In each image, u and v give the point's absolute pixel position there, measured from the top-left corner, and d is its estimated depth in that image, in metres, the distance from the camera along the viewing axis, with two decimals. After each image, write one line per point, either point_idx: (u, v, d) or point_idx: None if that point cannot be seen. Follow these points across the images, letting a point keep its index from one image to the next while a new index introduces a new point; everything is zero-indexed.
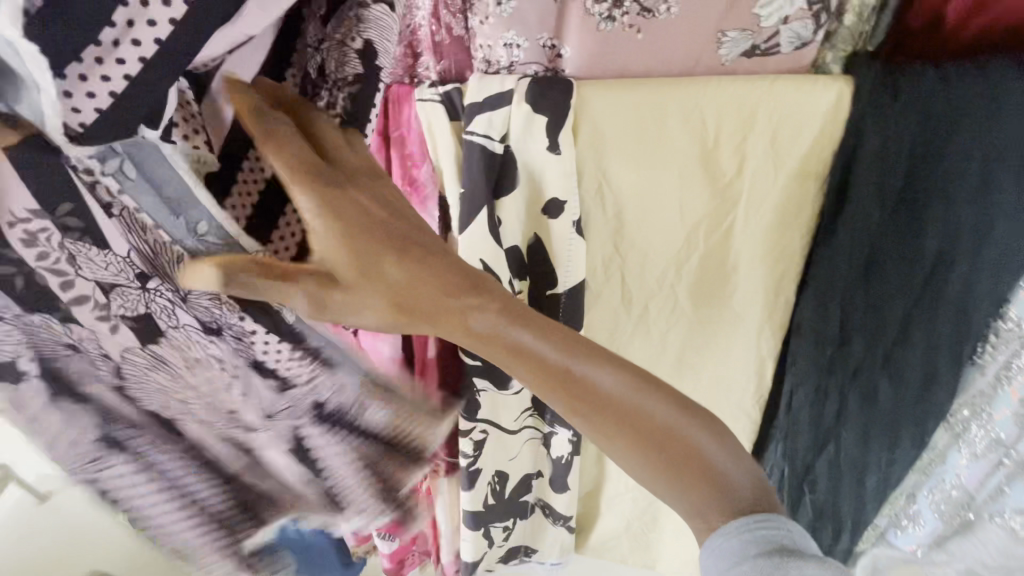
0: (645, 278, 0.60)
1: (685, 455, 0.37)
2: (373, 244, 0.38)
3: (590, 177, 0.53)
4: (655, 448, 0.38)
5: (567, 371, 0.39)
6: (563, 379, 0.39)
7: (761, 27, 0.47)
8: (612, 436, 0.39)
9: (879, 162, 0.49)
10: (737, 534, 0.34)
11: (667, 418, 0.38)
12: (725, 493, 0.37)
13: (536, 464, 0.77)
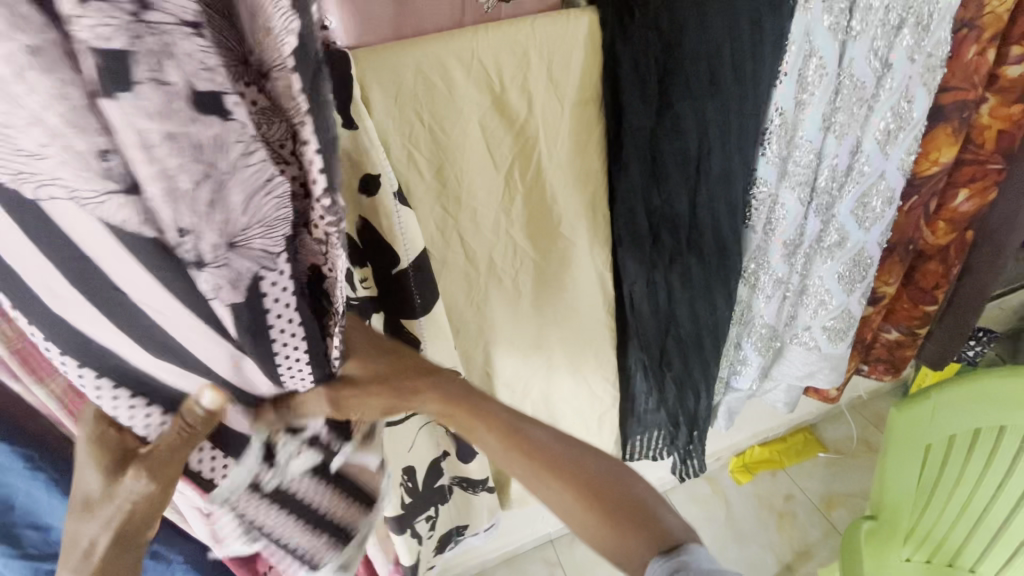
0: (481, 232, 0.62)
1: (619, 509, 0.50)
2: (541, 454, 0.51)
3: (398, 147, 0.53)
4: (587, 500, 0.50)
5: (591, 498, 0.50)
6: (569, 468, 0.51)
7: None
8: (578, 510, 0.50)
9: (635, 75, 0.56)
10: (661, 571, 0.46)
11: (600, 472, 0.51)
12: (635, 516, 0.49)
13: (437, 444, 0.78)
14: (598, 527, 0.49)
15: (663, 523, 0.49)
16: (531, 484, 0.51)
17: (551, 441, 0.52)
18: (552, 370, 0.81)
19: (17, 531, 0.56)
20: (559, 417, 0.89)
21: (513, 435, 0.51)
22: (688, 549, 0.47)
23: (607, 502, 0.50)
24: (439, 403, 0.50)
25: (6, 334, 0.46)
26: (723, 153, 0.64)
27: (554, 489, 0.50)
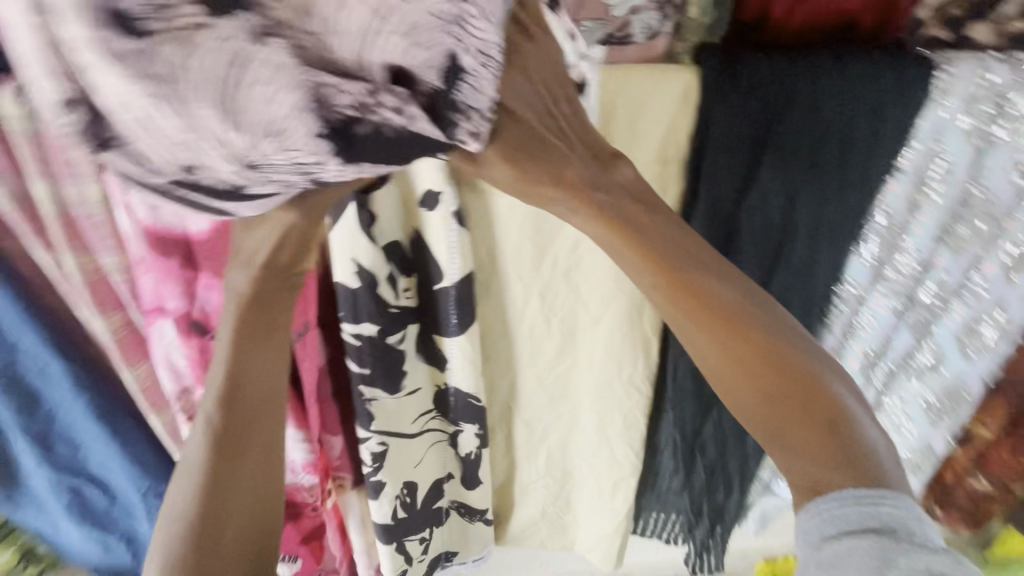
0: (531, 266, 0.60)
1: (797, 392, 0.41)
2: (704, 348, 0.43)
3: (465, 167, 0.53)
4: (759, 376, 0.41)
5: (792, 395, 0.41)
6: (769, 364, 0.41)
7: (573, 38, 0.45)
8: (750, 402, 0.42)
9: (726, 143, 0.53)
10: (853, 502, 0.38)
11: (775, 335, 0.42)
12: (856, 453, 0.40)
13: (444, 466, 0.76)
14: (818, 431, 0.40)
15: (865, 435, 0.41)
16: (691, 352, 0.43)
17: (775, 362, 0.41)
18: (577, 419, 0.78)
19: (53, 438, 0.61)
20: (575, 468, 0.84)
21: (711, 341, 0.42)
22: (891, 489, 0.39)
23: (825, 423, 0.40)
24: (625, 242, 0.43)
25: (83, 265, 0.51)
26: (807, 239, 0.58)
27: (753, 409, 0.42)
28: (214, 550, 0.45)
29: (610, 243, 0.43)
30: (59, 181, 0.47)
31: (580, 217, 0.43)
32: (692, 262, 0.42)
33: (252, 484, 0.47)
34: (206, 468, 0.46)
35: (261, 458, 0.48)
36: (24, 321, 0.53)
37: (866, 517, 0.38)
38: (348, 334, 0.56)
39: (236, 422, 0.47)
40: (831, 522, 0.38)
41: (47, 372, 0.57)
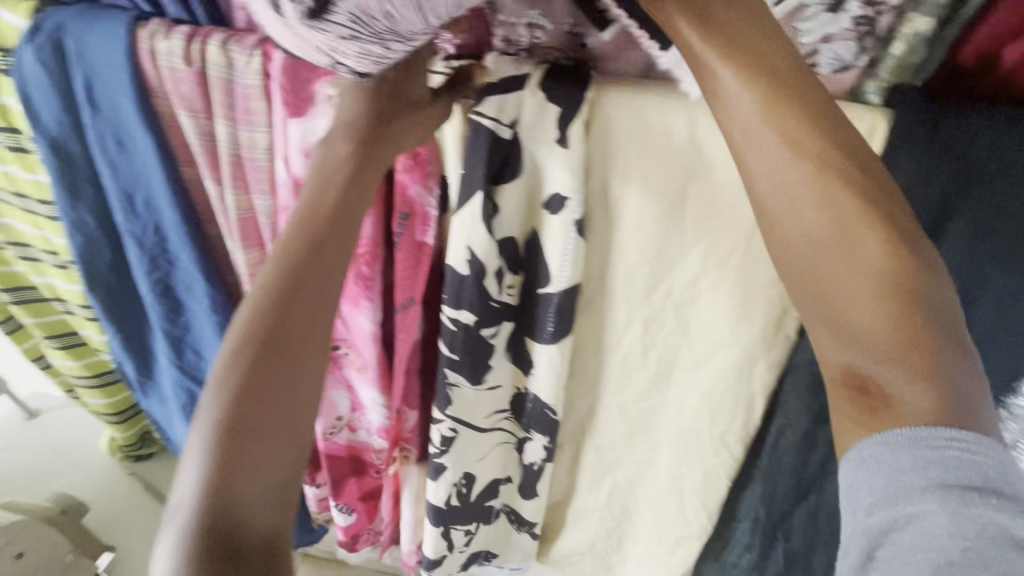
0: (641, 291, 0.57)
1: (907, 302, 0.34)
2: (809, 223, 0.37)
3: (599, 177, 0.51)
4: (883, 287, 0.34)
5: (901, 305, 0.34)
6: (887, 270, 0.35)
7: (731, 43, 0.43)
8: (849, 294, 0.35)
9: (903, 201, 0.45)
10: (919, 449, 0.32)
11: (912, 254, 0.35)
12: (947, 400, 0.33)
13: (505, 468, 0.75)
14: (887, 305, 0.34)
15: (949, 351, 0.33)
16: (762, 208, 0.38)
17: (864, 215, 0.36)
18: (651, 460, 0.73)
19: (185, 345, 0.69)
20: (636, 510, 0.79)
21: (801, 188, 0.36)
22: (978, 436, 0.32)
23: (891, 293, 0.34)
24: (767, 91, 0.37)
25: (240, 202, 0.57)
26: (987, 340, 0.47)
27: (843, 265, 0.35)
28: (241, 482, 0.38)
29: (738, 105, 0.38)
30: (237, 125, 0.53)
31: (724, 62, 0.37)
32: (844, 144, 0.37)
33: (285, 424, 0.41)
34: (235, 398, 0.40)
35: (294, 402, 0.42)
36: (184, 239, 0.61)
37: (925, 468, 0.32)
38: (447, 317, 0.57)
39: (268, 361, 0.41)
40: (877, 468, 0.34)
41: (192, 288, 0.65)
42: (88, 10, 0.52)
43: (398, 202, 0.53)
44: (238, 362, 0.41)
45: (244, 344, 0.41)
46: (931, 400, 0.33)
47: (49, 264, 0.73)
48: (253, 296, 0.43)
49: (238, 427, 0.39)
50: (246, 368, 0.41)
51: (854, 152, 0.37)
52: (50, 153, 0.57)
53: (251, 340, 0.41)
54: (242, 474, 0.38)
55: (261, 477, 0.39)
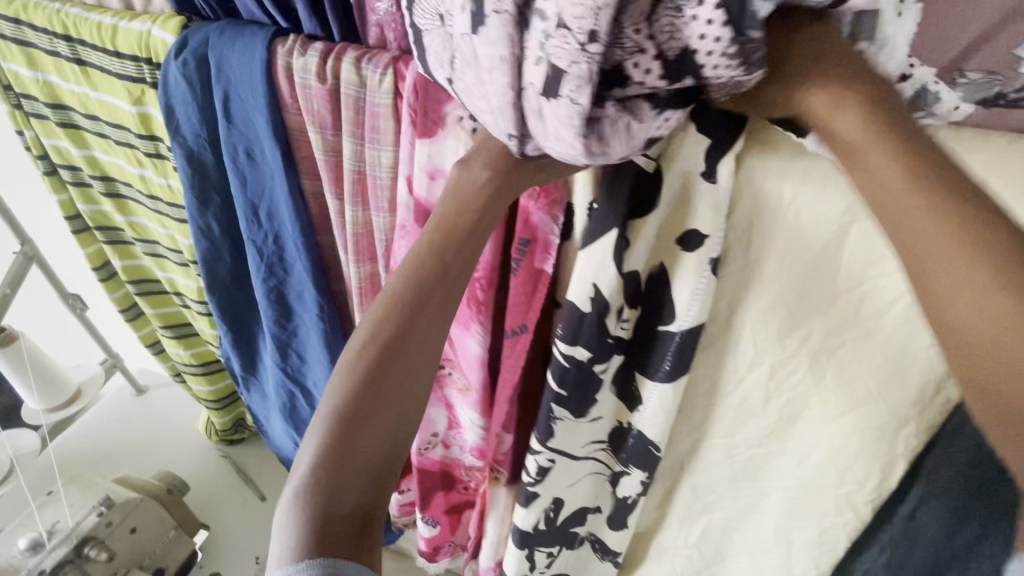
0: (773, 336, 0.52)
1: None
2: (929, 235, 0.29)
3: (742, 212, 0.46)
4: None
5: None
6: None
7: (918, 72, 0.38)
8: (988, 316, 0.27)
9: None
10: None
11: None
12: None
13: (595, 497, 0.72)
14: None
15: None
16: (915, 268, 0.30)
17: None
18: (756, 509, 0.67)
19: (290, 349, 0.71)
20: (731, 556, 0.74)
21: (930, 208, 0.29)
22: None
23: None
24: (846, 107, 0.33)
25: (358, 218, 0.57)
26: None
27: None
28: (347, 474, 0.36)
29: (881, 164, 0.31)
30: (364, 142, 0.53)
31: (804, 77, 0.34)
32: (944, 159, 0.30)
33: (392, 427, 0.39)
34: (355, 393, 0.38)
35: (408, 407, 0.40)
36: (298, 250, 0.61)
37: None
38: (560, 351, 0.54)
39: (404, 337, 0.40)
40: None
41: (303, 296, 0.66)
42: (230, 26, 0.53)
43: (520, 227, 0.50)
44: (359, 361, 0.39)
45: (364, 345, 0.40)
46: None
47: (172, 261, 0.77)
48: (382, 297, 0.42)
49: (363, 395, 0.38)
50: (367, 367, 0.39)
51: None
52: (186, 163, 0.59)
53: (383, 324, 0.41)
54: (358, 441, 0.37)
55: (367, 445, 0.38)
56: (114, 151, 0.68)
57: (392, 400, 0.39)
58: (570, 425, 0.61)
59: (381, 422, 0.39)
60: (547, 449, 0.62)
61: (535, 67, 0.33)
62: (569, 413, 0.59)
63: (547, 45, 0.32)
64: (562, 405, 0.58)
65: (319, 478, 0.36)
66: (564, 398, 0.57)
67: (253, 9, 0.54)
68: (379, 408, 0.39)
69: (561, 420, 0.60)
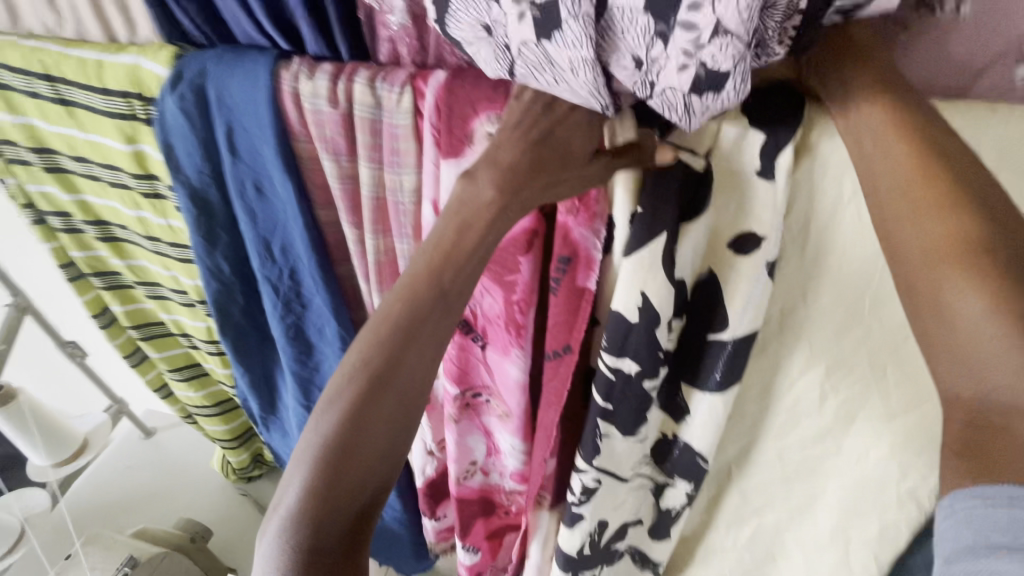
0: (830, 334, 0.50)
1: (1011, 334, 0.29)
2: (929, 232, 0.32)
3: (798, 211, 0.44)
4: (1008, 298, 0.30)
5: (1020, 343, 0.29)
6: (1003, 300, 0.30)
7: (988, 51, 0.36)
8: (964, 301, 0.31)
9: None
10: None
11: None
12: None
13: (637, 512, 0.69)
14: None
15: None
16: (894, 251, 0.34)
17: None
18: (811, 509, 0.65)
19: (312, 386, 0.68)
20: (784, 557, 0.72)
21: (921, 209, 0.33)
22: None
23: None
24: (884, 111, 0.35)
25: (380, 246, 0.54)
26: None
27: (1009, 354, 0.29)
28: (338, 499, 0.36)
29: (895, 173, 0.34)
30: (383, 167, 0.49)
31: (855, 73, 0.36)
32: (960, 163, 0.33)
33: (380, 455, 0.38)
34: (343, 425, 0.37)
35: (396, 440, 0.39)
36: (316, 284, 0.58)
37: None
38: (606, 365, 0.51)
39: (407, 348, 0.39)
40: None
41: (323, 331, 0.62)
42: (228, 51, 0.49)
43: (559, 244, 0.46)
44: (348, 391, 0.38)
45: (357, 372, 0.38)
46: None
47: (176, 302, 0.73)
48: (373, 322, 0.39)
49: (359, 412, 0.37)
50: (361, 392, 0.38)
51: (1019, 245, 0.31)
52: (189, 202, 0.55)
53: (387, 332, 0.39)
54: (351, 463, 0.37)
55: (359, 467, 0.37)
56: (107, 193, 0.64)
57: (389, 417, 0.38)
58: (617, 446, 0.57)
59: (376, 442, 0.38)
60: (594, 469, 0.59)
61: (684, 73, 0.32)
62: (619, 428, 0.55)
63: (698, 52, 0.31)
64: (610, 421, 0.55)
65: (314, 503, 0.36)
66: (613, 413, 0.54)
67: (251, 33, 0.50)
68: (375, 428, 0.38)
69: (607, 436, 0.56)
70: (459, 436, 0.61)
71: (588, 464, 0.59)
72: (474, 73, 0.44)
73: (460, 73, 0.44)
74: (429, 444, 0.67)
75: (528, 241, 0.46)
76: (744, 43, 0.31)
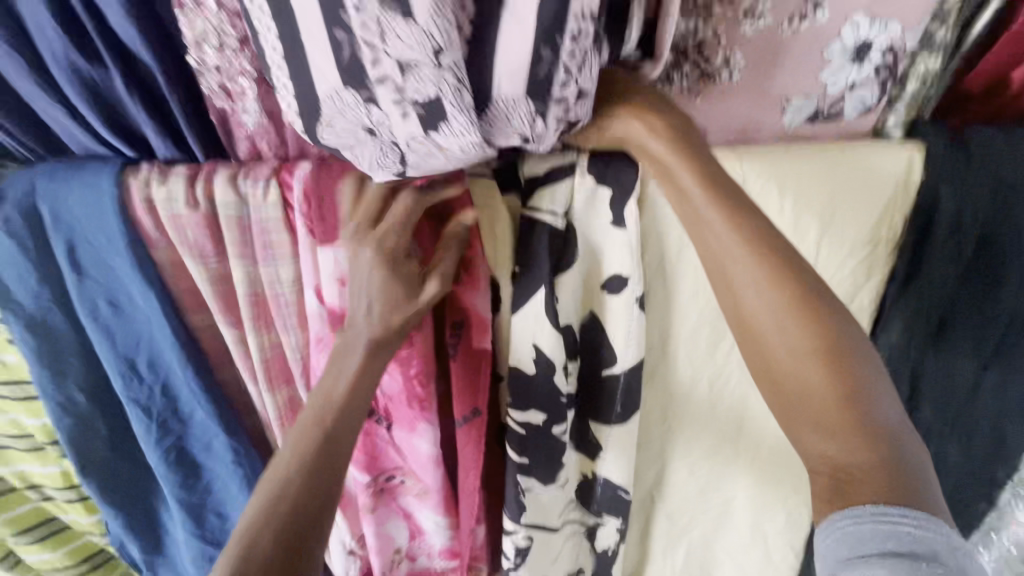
0: (702, 350, 0.56)
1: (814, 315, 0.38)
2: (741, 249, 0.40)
3: (653, 248, 0.50)
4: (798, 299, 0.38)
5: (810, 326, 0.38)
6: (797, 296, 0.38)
7: (756, 104, 0.46)
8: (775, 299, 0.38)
9: (956, 223, 0.47)
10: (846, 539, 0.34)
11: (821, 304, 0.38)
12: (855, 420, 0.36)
13: (578, 562, 0.70)
14: (819, 362, 0.37)
15: (882, 409, 0.36)
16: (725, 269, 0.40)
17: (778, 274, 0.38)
18: (728, 513, 0.70)
19: (206, 512, 0.60)
20: (717, 566, 0.76)
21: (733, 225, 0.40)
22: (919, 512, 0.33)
23: (838, 368, 0.36)
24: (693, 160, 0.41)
25: (265, 344, 0.51)
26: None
27: (781, 330, 0.38)
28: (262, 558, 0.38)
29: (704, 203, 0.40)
30: (257, 262, 0.48)
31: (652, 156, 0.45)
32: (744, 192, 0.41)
33: (306, 507, 0.41)
34: (288, 494, 0.41)
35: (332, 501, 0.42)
36: (196, 396, 0.53)
37: (885, 538, 0.32)
38: (514, 419, 0.52)
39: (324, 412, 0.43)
40: (840, 542, 0.34)
41: (211, 447, 0.57)
42: (61, 166, 0.46)
43: (451, 311, 0.48)
44: (291, 466, 0.42)
45: (296, 449, 0.43)
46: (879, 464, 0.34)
47: (14, 452, 0.61)
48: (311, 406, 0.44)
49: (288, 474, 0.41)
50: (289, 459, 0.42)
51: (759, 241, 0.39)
52: (26, 332, 0.48)
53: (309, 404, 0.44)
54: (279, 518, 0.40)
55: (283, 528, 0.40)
56: None
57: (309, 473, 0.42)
58: (540, 496, 0.58)
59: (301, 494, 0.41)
60: (522, 527, 0.58)
61: (530, 134, 0.39)
62: (540, 481, 0.56)
63: (546, 118, 0.38)
64: (528, 475, 0.56)
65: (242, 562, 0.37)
66: (531, 467, 0.55)
67: (89, 143, 0.47)
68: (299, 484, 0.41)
69: (529, 491, 0.56)
70: (377, 526, 0.58)
71: (516, 525, 0.58)
72: (340, 163, 0.45)
73: (324, 165, 0.45)
74: (348, 543, 0.62)
75: None
76: (590, 96, 0.38)
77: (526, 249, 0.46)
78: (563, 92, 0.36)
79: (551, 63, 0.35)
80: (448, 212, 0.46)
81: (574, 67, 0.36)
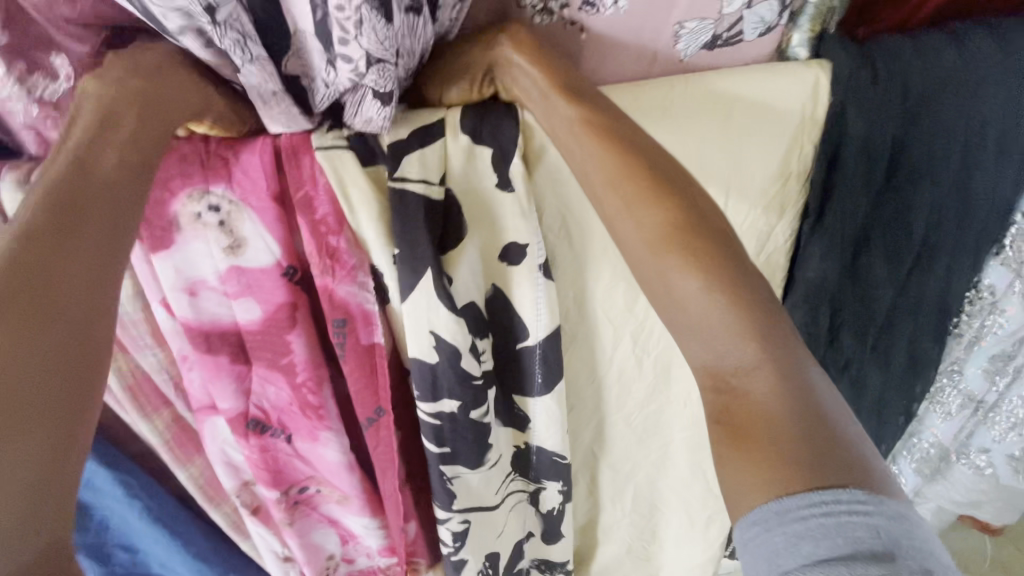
0: (620, 308, 0.53)
1: (705, 236, 0.33)
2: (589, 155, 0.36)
3: (551, 210, 0.45)
4: (682, 224, 0.34)
5: (682, 237, 0.33)
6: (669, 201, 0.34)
7: (646, 35, 0.40)
8: (635, 204, 0.35)
9: (863, 151, 0.44)
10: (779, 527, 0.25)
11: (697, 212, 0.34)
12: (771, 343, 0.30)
13: (524, 527, 0.69)
14: (710, 282, 0.32)
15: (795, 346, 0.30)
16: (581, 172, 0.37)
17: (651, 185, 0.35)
18: (667, 456, 0.70)
19: (112, 543, 0.59)
20: (663, 505, 0.78)
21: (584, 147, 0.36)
22: (864, 489, 0.25)
23: (713, 269, 0.32)
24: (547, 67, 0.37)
25: (121, 370, 0.44)
26: (945, 252, 0.50)
27: (636, 229, 0.34)
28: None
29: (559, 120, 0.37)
30: None
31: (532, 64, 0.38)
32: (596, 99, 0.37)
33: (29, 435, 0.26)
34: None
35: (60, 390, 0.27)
36: None
37: (797, 542, 0.24)
38: (426, 412, 0.48)
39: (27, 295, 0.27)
40: (753, 560, 0.25)
41: (95, 482, 0.53)
42: None
43: (327, 309, 0.41)
44: None
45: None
46: (780, 399, 0.28)
47: None
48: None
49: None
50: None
51: (624, 143, 0.36)
52: None
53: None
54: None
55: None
56: None
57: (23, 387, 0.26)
58: (470, 482, 0.54)
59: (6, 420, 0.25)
60: (456, 514, 0.56)
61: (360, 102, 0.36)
62: (467, 464, 0.53)
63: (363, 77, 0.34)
64: (453, 464, 0.52)
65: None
66: (455, 454, 0.51)
67: None
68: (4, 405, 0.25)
69: (456, 478, 0.53)
70: (302, 536, 0.54)
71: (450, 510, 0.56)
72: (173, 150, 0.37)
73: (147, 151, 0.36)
74: (279, 551, 0.57)
75: (288, 315, 0.41)
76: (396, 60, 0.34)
77: (405, 230, 0.39)
78: (344, 48, 0.33)
79: (324, 11, 0.32)
80: (295, 194, 0.38)
81: (351, 26, 0.32)
